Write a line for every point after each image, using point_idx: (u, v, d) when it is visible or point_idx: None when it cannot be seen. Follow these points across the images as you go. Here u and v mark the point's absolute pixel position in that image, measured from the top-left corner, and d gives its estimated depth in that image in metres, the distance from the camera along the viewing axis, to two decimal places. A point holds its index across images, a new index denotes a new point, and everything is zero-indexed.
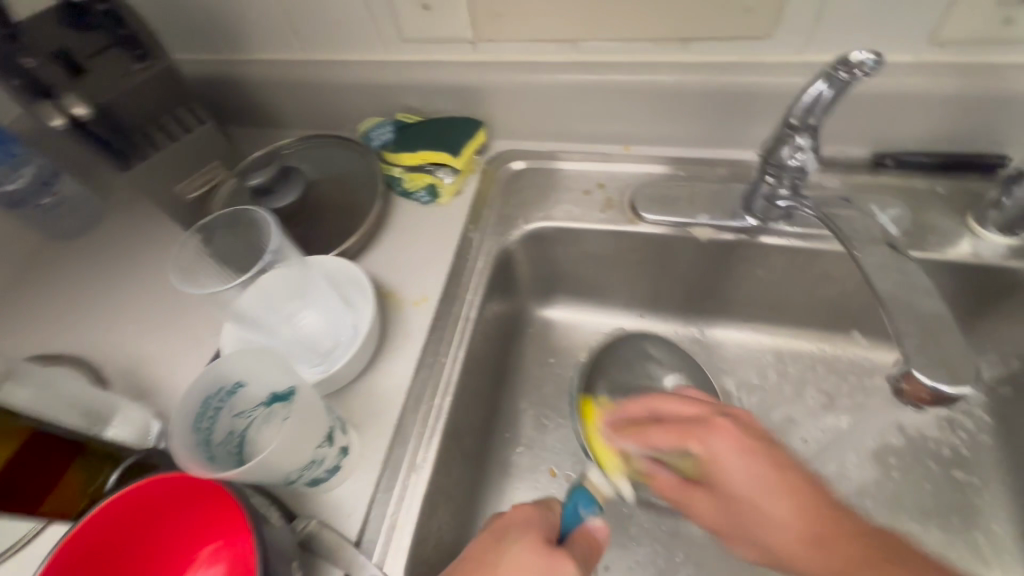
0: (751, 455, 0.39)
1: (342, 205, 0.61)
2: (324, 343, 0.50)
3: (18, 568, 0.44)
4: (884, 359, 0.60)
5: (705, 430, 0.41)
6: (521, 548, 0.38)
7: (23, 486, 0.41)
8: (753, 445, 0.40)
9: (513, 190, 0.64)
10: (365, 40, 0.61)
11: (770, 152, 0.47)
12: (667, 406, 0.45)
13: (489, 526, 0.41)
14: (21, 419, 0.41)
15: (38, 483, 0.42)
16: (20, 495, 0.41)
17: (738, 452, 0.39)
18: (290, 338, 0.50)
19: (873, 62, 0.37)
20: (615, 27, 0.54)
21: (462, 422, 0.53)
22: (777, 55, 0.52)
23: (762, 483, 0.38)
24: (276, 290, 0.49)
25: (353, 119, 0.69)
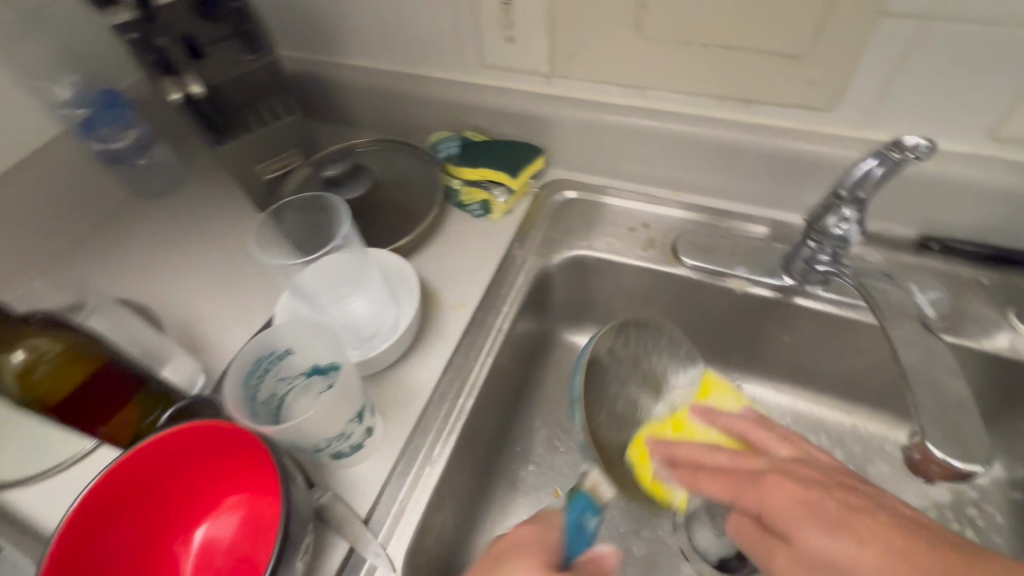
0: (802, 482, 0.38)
1: (399, 207, 0.66)
2: (370, 324, 0.54)
3: (62, 485, 0.48)
4: (903, 440, 0.59)
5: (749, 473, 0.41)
6: (523, 570, 0.38)
7: (86, 409, 0.45)
8: (801, 480, 0.38)
9: (561, 217, 0.67)
10: (449, 61, 0.67)
11: (816, 218, 0.49)
12: (705, 453, 0.45)
13: (492, 546, 0.41)
14: (95, 351, 0.45)
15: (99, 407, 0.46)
16: (82, 416, 0.46)
17: (791, 490, 0.37)
18: (336, 318, 0.53)
19: (922, 147, 0.38)
20: (681, 81, 0.57)
21: (478, 427, 0.55)
22: (836, 127, 0.55)
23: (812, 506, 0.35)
24: (331, 273, 0.53)
25: (423, 130, 0.74)
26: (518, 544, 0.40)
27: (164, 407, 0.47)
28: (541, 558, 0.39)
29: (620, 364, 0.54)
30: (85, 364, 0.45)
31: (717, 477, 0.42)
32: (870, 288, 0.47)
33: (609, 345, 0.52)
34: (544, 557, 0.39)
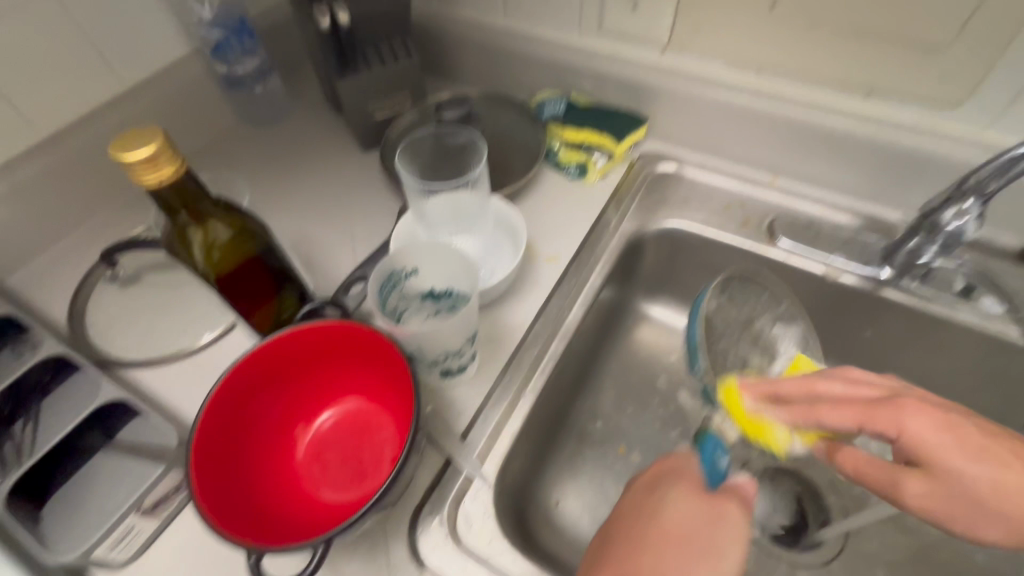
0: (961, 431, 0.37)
1: (499, 159, 0.68)
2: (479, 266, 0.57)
3: (199, 362, 0.54)
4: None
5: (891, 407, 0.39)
6: (681, 499, 0.41)
7: (238, 296, 0.46)
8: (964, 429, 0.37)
9: (655, 189, 0.68)
10: (565, 22, 0.68)
11: (931, 211, 0.50)
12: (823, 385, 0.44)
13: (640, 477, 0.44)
14: (253, 244, 0.44)
15: (251, 295, 0.47)
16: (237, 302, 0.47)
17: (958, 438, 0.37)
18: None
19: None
20: (803, 64, 0.58)
21: (561, 373, 0.58)
22: (957, 126, 0.54)
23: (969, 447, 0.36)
24: (457, 209, 0.55)
25: (526, 90, 0.76)
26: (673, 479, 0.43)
27: (296, 308, 0.50)
28: (698, 482, 0.42)
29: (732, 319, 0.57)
30: (243, 255, 0.44)
31: (851, 411, 0.41)
32: None
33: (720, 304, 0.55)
34: (698, 482, 0.42)
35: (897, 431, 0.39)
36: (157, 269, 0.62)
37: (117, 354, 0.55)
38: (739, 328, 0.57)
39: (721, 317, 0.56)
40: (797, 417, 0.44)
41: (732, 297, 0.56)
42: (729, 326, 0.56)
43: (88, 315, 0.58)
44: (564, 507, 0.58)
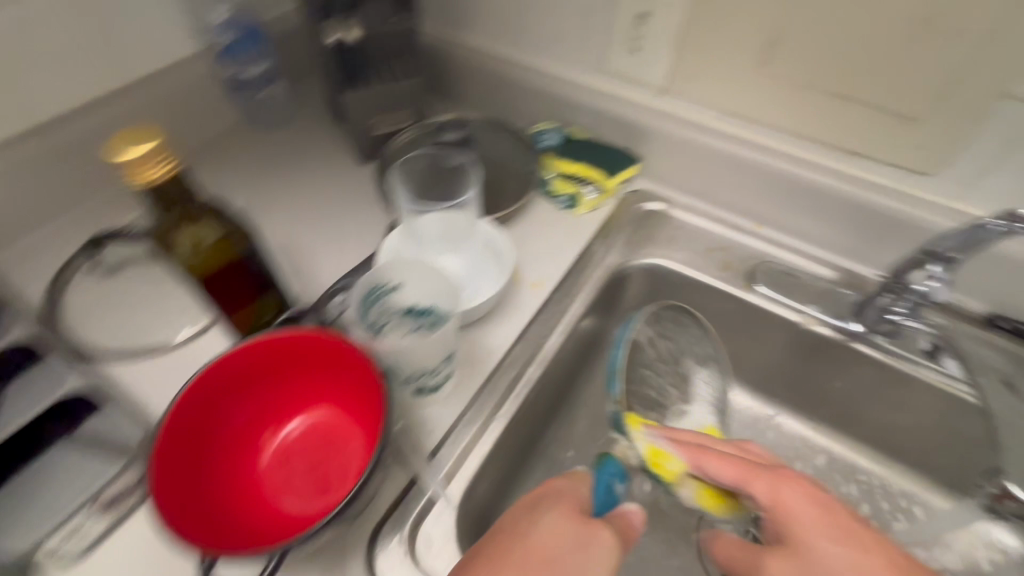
0: (824, 511, 0.39)
1: (492, 182, 0.70)
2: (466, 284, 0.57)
3: (173, 359, 0.54)
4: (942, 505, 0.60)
5: (773, 475, 0.40)
6: (554, 518, 0.39)
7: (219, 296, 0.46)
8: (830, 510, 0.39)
9: (643, 226, 0.70)
10: (568, 59, 0.71)
11: (900, 272, 0.52)
12: (716, 446, 0.45)
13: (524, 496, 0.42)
14: (236, 249, 0.44)
15: (230, 296, 0.47)
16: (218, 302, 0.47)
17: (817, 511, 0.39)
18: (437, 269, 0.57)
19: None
20: (790, 120, 0.60)
21: (535, 400, 0.58)
22: (932, 192, 0.57)
23: (825, 523, 0.38)
24: (448, 226, 0.57)
25: (525, 119, 0.79)
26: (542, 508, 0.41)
27: (275, 313, 0.50)
28: (578, 507, 0.40)
29: (660, 354, 0.58)
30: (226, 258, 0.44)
31: (734, 467, 0.41)
32: None
33: (650, 335, 0.57)
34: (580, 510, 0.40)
35: (773, 499, 0.40)
36: (142, 262, 0.62)
37: (90, 346, 0.54)
38: (666, 364, 0.59)
39: (652, 350, 0.58)
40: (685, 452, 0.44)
41: (662, 327, 0.59)
42: (660, 362, 0.58)
43: (66, 302, 0.58)
44: None
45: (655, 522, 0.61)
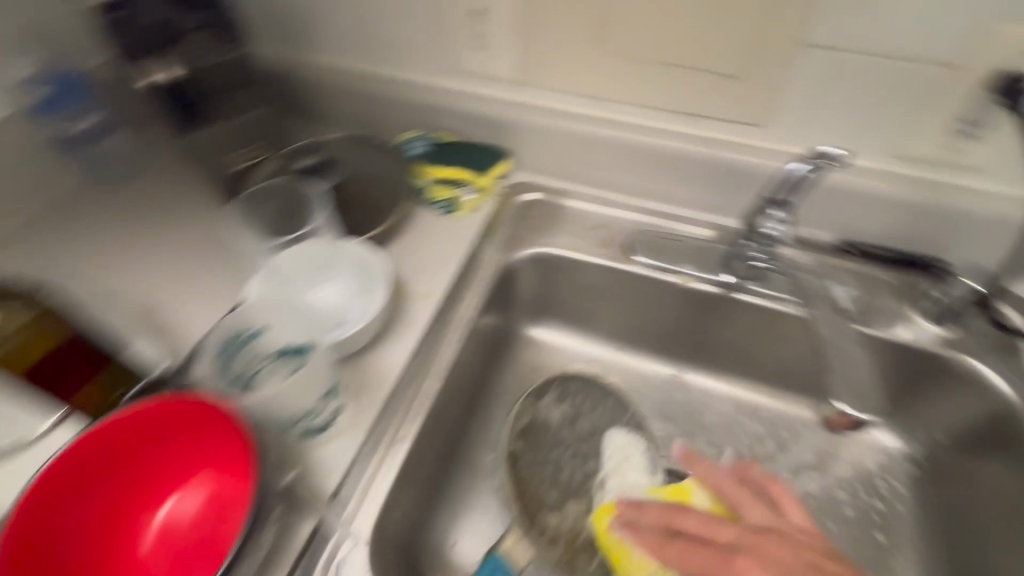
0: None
1: (360, 202, 0.67)
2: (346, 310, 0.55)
3: (21, 464, 0.47)
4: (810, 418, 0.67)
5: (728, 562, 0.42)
6: None
7: (54, 381, 0.47)
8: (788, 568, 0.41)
9: (525, 217, 0.71)
10: (421, 63, 0.70)
11: (753, 222, 0.57)
12: (682, 520, 0.45)
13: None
14: (55, 325, 0.47)
15: (65, 380, 0.48)
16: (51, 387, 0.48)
17: None
18: (311, 303, 0.55)
19: (834, 155, 0.47)
20: (637, 94, 0.63)
21: (442, 412, 0.58)
22: (770, 141, 0.61)
23: None
24: (306, 261, 0.57)
25: (392, 129, 0.77)
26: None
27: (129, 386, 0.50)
28: None
29: (572, 436, 0.62)
30: (48, 338, 0.46)
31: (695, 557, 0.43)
32: None
33: (561, 415, 0.63)
34: None
35: None
36: None
37: None
38: (584, 441, 0.62)
39: (568, 429, 0.63)
40: (649, 547, 0.46)
41: (574, 401, 0.64)
42: (575, 441, 0.62)
43: None
44: (461, 547, 0.58)
45: None
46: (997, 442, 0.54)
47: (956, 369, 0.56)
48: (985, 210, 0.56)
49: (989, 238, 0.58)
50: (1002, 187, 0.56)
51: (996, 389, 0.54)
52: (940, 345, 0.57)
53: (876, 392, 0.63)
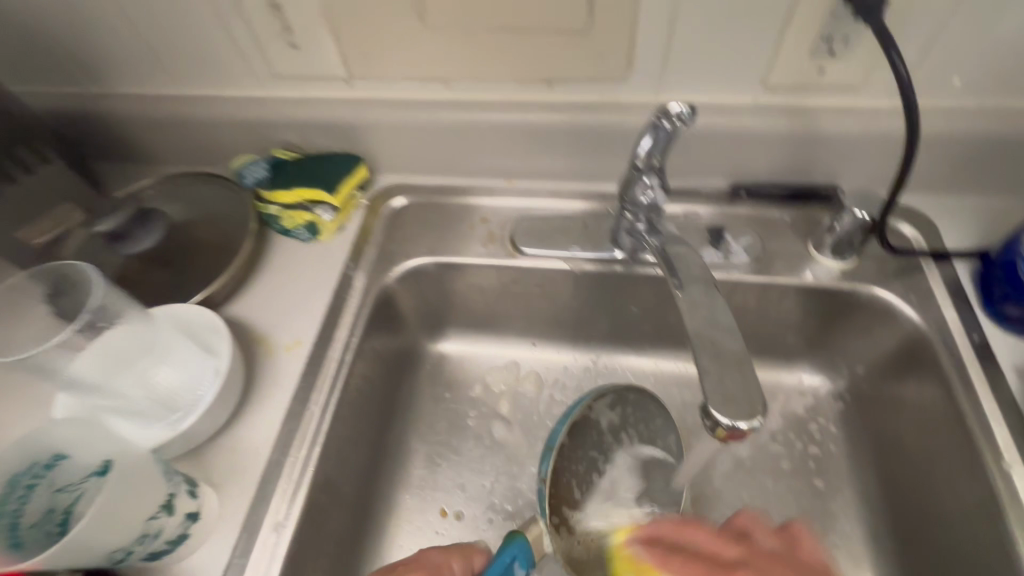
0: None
1: (218, 242, 0.58)
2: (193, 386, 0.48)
3: None
4: (695, 371, 0.65)
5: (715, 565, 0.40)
6: None
7: None
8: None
9: (397, 226, 0.63)
10: (237, 75, 0.60)
11: (625, 191, 0.49)
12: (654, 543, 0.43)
13: None
14: None
15: None
16: None
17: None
18: (142, 396, 0.47)
19: (685, 113, 0.41)
20: (479, 67, 0.55)
21: (334, 471, 0.51)
22: (635, 96, 0.55)
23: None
24: (118, 353, 0.47)
25: (229, 154, 0.66)
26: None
27: None
28: None
29: (610, 449, 0.50)
30: None
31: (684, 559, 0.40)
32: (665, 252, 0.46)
33: (610, 422, 0.50)
34: None
35: None
36: None
37: None
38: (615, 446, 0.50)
39: (612, 437, 0.50)
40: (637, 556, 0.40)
41: (625, 410, 0.51)
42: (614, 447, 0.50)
43: None
44: None
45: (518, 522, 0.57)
46: (913, 367, 0.51)
47: (863, 299, 0.54)
48: (863, 129, 0.53)
49: (873, 157, 0.55)
50: (876, 101, 0.53)
51: (904, 314, 0.52)
52: (842, 279, 0.54)
53: (793, 335, 0.59)
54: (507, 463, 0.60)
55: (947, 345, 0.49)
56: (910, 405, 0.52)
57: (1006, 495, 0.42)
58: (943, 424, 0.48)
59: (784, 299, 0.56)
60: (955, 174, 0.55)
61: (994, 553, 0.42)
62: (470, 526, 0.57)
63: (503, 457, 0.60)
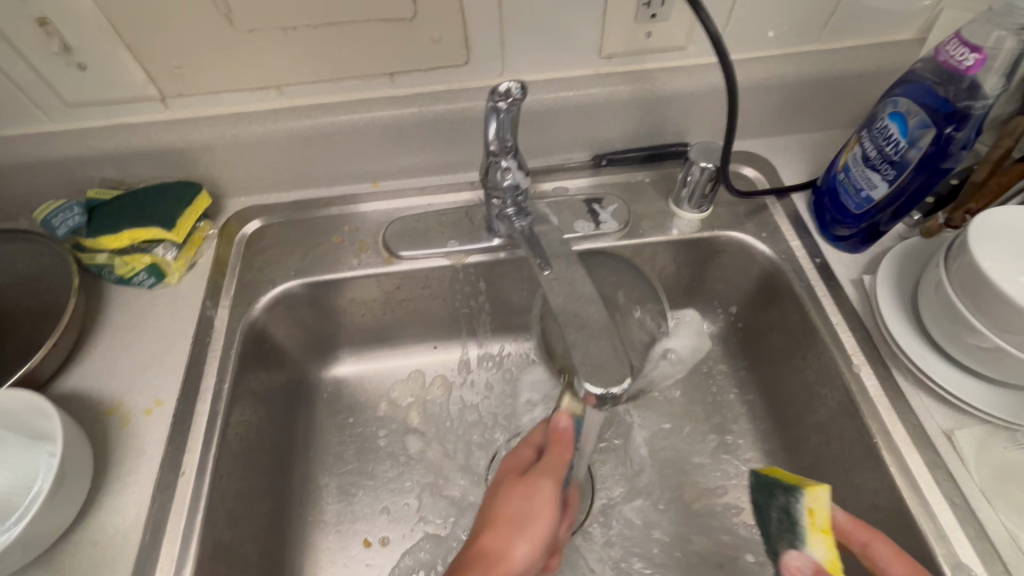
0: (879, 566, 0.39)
1: (36, 308, 0.49)
2: (25, 479, 0.40)
3: None
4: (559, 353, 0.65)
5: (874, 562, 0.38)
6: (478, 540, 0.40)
7: None
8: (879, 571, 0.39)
9: (256, 252, 0.58)
10: (19, 110, 0.51)
11: (485, 178, 0.48)
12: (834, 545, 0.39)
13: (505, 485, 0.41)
14: None
15: None
16: None
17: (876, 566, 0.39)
18: None
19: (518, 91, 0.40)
20: (311, 69, 0.51)
21: (227, 534, 0.45)
22: (482, 79, 0.55)
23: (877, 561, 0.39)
24: None
25: (33, 203, 0.56)
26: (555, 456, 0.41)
27: None
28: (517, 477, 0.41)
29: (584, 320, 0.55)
30: None
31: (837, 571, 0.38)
32: (533, 232, 0.46)
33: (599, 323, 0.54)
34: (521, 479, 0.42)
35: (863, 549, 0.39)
36: None
37: None
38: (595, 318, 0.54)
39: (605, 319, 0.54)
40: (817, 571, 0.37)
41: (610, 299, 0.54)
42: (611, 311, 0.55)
43: None
44: None
45: (448, 532, 0.55)
46: (774, 296, 0.56)
47: (723, 243, 0.58)
48: (697, 85, 0.56)
49: (711, 110, 0.59)
50: (702, 59, 0.56)
51: (758, 251, 0.56)
52: (703, 228, 0.58)
53: (673, 287, 0.62)
54: (425, 474, 0.58)
55: (796, 271, 0.54)
56: (778, 330, 0.56)
57: (859, 393, 0.47)
58: (804, 343, 0.52)
59: (657, 256, 0.59)
60: (780, 117, 0.61)
61: (850, 444, 0.47)
62: (398, 550, 0.54)
63: (421, 468, 0.58)
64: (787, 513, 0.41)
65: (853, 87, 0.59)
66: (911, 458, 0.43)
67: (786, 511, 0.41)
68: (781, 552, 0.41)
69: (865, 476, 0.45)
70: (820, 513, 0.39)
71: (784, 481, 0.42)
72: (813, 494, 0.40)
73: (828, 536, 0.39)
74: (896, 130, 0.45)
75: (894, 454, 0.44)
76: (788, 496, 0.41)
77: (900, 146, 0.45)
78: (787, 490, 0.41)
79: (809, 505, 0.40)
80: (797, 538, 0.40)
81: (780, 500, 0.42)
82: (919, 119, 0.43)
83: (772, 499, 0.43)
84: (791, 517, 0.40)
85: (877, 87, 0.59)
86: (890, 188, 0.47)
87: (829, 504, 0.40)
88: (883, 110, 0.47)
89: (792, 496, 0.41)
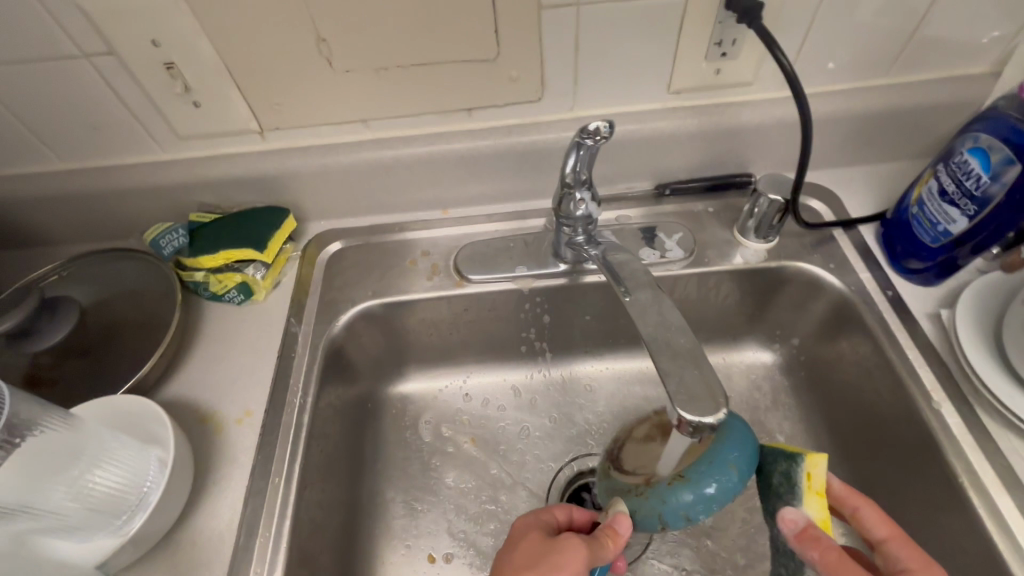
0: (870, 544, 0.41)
1: (141, 320, 0.53)
2: (136, 482, 0.42)
3: None
4: (643, 366, 0.66)
5: (883, 543, 0.40)
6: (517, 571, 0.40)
7: None
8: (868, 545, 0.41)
9: (335, 272, 0.61)
10: (137, 141, 0.56)
11: (559, 207, 0.51)
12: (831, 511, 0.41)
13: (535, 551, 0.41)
14: None
15: None
16: None
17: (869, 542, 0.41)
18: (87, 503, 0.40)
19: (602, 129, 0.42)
20: (397, 106, 0.55)
21: (308, 542, 0.48)
22: (553, 114, 0.57)
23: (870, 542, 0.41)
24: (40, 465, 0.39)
25: (141, 224, 0.62)
26: (599, 536, 0.41)
27: None
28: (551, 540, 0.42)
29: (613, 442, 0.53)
30: None
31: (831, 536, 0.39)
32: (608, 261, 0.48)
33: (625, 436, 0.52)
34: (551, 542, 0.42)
35: (852, 511, 0.41)
36: None
37: None
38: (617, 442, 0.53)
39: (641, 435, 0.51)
40: (812, 530, 0.39)
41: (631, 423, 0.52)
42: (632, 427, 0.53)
43: None
44: None
45: None
46: (842, 328, 0.56)
47: (790, 273, 0.58)
48: (765, 119, 0.57)
49: (776, 142, 0.60)
50: (768, 93, 0.57)
51: (827, 282, 0.56)
52: (769, 258, 0.58)
53: (736, 315, 0.62)
54: (488, 492, 0.59)
55: (868, 304, 0.53)
56: (847, 363, 0.55)
57: (941, 432, 0.45)
58: (877, 376, 0.52)
59: (722, 284, 0.59)
60: (846, 149, 0.61)
61: (932, 482, 0.46)
62: (460, 568, 0.55)
63: (484, 487, 0.59)
64: (785, 477, 0.41)
65: (924, 119, 0.59)
66: (1002, 503, 0.42)
67: (785, 475, 0.41)
68: (774, 512, 0.41)
69: (949, 518, 0.44)
70: (817, 478, 0.40)
71: (786, 450, 0.42)
72: (811, 460, 0.40)
73: (823, 498, 0.40)
74: (977, 166, 0.45)
75: (983, 497, 0.42)
76: (788, 462, 0.41)
77: (981, 181, 0.45)
78: (787, 457, 0.41)
79: (807, 470, 0.40)
80: (792, 497, 0.40)
81: (780, 466, 0.41)
82: (1002, 155, 0.43)
83: (769, 465, 0.42)
84: (789, 481, 0.41)
85: (948, 120, 0.59)
86: (970, 223, 0.46)
87: (825, 470, 0.40)
88: (961, 145, 0.47)
89: (792, 462, 0.41)
